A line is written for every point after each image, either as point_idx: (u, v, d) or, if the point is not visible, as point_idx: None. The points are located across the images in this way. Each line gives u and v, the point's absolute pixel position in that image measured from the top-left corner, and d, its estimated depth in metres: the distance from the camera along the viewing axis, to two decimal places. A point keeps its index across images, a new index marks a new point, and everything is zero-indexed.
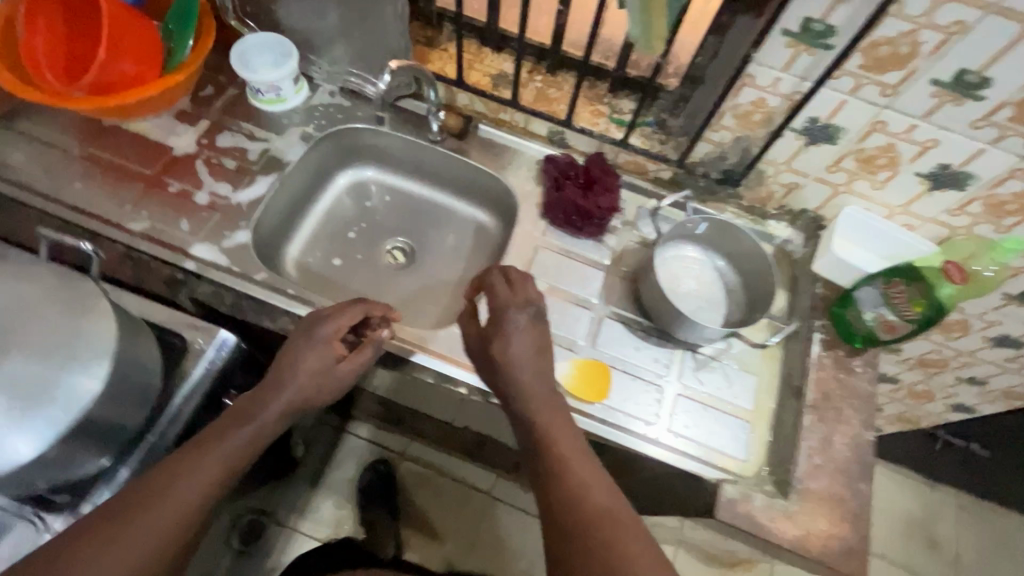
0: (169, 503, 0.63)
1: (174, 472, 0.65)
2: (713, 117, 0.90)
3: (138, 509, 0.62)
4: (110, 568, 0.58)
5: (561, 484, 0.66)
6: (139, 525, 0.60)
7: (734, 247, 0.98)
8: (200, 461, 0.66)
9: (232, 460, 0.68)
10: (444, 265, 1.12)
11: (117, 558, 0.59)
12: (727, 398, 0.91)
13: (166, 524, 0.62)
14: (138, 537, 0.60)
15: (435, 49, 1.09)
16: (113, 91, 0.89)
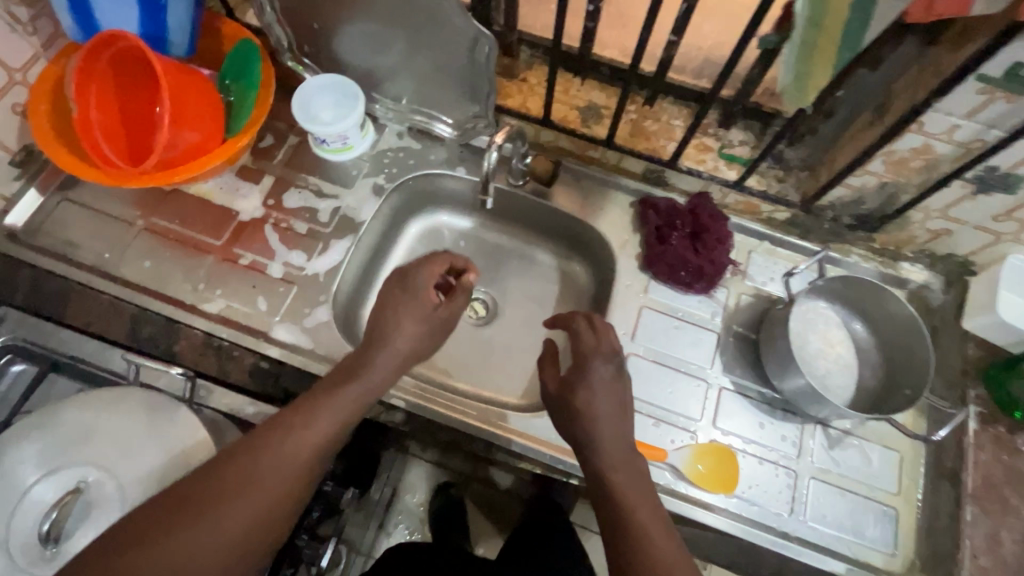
0: (251, 497, 0.58)
1: (252, 458, 0.60)
2: (859, 163, 0.77)
3: (216, 500, 0.57)
4: (245, 500, 0.58)
5: (637, 512, 0.62)
6: (225, 514, 0.57)
7: (872, 304, 0.86)
8: (306, 429, 0.63)
9: (345, 421, 0.65)
10: (530, 319, 1.03)
11: (251, 494, 0.59)
12: (867, 479, 0.82)
13: (252, 518, 0.58)
14: (268, 478, 0.60)
15: (515, 80, 0.96)
16: (178, 164, 0.81)
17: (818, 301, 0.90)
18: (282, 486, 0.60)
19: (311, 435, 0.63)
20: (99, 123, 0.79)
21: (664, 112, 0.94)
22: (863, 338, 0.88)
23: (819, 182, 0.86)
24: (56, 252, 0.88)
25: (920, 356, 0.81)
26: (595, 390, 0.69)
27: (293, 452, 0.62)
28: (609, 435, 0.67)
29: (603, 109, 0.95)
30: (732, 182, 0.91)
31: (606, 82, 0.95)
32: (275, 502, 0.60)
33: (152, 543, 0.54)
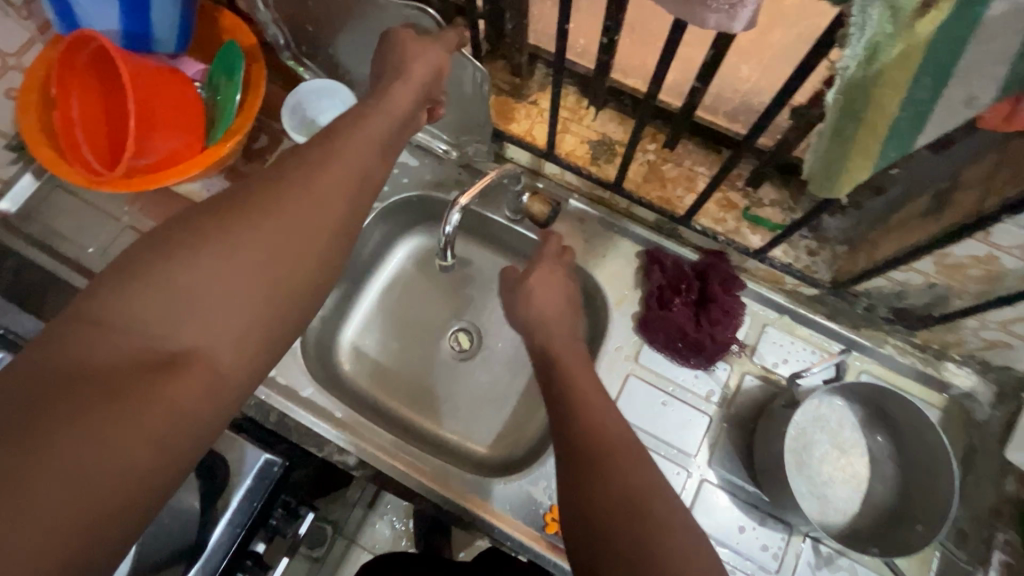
0: (285, 234, 0.48)
1: (269, 207, 0.48)
2: (905, 259, 0.64)
3: (201, 241, 0.45)
4: (255, 249, 0.47)
5: (618, 462, 0.53)
6: (231, 255, 0.46)
7: (898, 413, 0.74)
8: (321, 162, 0.53)
9: (357, 174, 0.54)
10: (514, 360, 0.94)
11: (252, 244, 0.47)
12: None
13: (279, 270, 0.47)
14: (270, 223, 0.48)
15: (524, 101, 0.86)
16: (153, 171, 0.77)
17: (835, 397, 0.78)
18: (315, 229, 0.50)
19: (345, 209, 0.52)
20: (80, 119, 0.77)
21: (687, 156, 0.82)
22: (880, 449, 0.77)
23: (854, 269, 0.74)
24: (44, 243, 0.88)
25: (940, 488, 0.69)
26: (540, 286, 0.73)
27: (327, 210, 0.51)
28: (582, 386, 0.62)
29: (618, 146, 0.84)
30: (752, 249, 0.80)
31: (626, 113, 0.84)
32: (298, 262, 0.49)
33: (129, 291, 0.42)
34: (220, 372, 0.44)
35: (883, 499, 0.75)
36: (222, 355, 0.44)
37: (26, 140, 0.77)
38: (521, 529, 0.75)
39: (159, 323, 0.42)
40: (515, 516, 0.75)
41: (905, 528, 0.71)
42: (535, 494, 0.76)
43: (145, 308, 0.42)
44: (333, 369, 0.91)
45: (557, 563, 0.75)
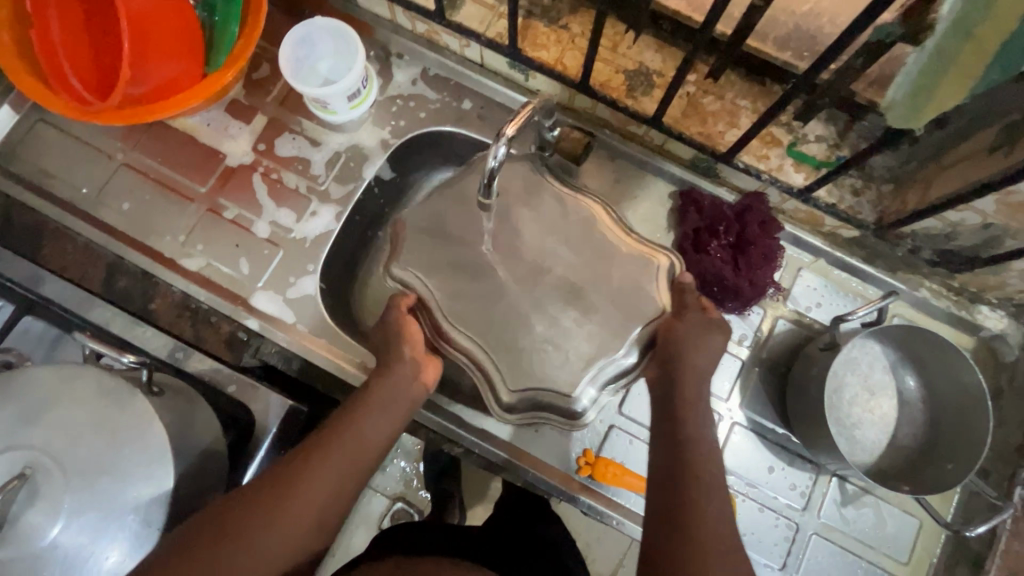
0: (380, 426, 0.59)
1: (355, 420, 0.59)
2: (963, 199, 0.61)
3: (285, 485, 0.55)
4: (301, 490, 0.54)
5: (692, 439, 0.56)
6: (325, 474, 0.55)
7: (937, 357, 0.72)
8: (335, 452, 0.57)
9: (353, 473, 0.57)
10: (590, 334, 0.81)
11: (290, 508, 0.54)
12: (877, 546, 0.75)
13: (343, 466, 0.56)
14: (315, 473, 0.55)
15: (555, 26, 0.79)
16: (150, 101, 0.71)
17: (871, 341, 0.77)
18: (374, 439, 0.59)
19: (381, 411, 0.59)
20: (61, 41, 0.68)
21: (729, 88, 0.76)
22: (911, 391, 0.76)
23: (903, 211, 0.71)
24: (32, 183, 0.81)
25: (972, 429, 0.69)
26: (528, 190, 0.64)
27: (410, 375, 0.61)
28: None
29: (656, 76, 0.77)
30: (795, 188, 0.75)
31: (665, 40, 0.77)
32: (362, 460, 0.58)
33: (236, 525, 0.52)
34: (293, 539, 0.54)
35: (911, 440, 0.75)
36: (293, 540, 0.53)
37: None
38: (554, 472, 0.75)
39: (279, 531, 0.53)
40: (546, 458, 0.76)
41: (935, 468, 0.72)
42: (569, 440, 0.76)
43: (264, 532, 0.52)
44: None
45: (588, 504, 0.75)
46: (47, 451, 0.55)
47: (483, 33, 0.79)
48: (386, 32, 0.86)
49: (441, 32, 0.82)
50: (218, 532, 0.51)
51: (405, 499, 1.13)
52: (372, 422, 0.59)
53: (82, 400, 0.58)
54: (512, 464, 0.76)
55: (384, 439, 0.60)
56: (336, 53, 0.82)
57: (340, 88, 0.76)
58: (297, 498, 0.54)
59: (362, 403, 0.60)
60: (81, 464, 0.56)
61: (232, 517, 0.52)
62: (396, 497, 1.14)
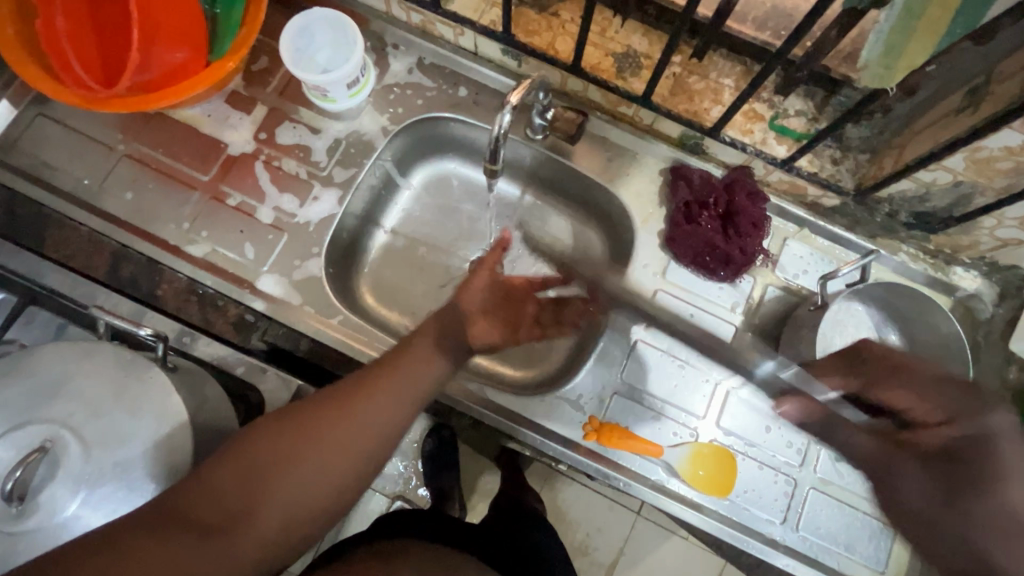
0: (436, 361, 0.64)
1: (414, 353, 0.64)
2: (936, 158, 0.66)
3: (349, 404, 0.58)
4: (364, 410, 0.58)
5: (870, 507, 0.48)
6: (386, 393, 0.60)
7: (918, 314, 0.76)
8: (399, 382, 0.61)
9: (411, 402, 0.62)
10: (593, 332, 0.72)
11: (354, 424, 0.57)
12: (872, 497, 0.78)
13: (404, 396, 0.61)
14: (379, 397, 0.59)
15: (545, 13, 0.82)
16: (157, 87, 0.73)
17: (854, 303, 0.81)
18: (428, 368, 0.64)
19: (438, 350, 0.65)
20: (66, 31, 0.70)
21: (713, 68, 0.80)
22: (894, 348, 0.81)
23: (879, 176, 0.75)
24: (33, 175, 0.81)
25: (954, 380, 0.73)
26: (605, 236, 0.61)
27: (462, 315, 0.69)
28: None
29: (644, 59, 0.81)
30: (779, 159, 0.79)
31: (651, 25, 0.81)
32: (417, 388, 0.62)
33: (303, 434, 0.55)
34: (350, 454, 0.57)
35: None
36: (352, 455, 0.57)
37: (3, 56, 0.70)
38: (560, 438, 0.78)
39: (342, 442, 0.56)
40: (553, 426, 0.78)
41: None
42: (573, 407, 0.79)
43: (330, 440, 0.56)
44: (356, 301, 0.88)
45: (594, 469, 0.78)
46: (67, 424, 0.56)
47: (476, 20, 0.82)
48: (381, 24, 0.89)
49: (435, 21, 0.85)
50: (288, 437, 0.55)
51: (404, 497, 1.19)
52: (431, 356, 0.64)
53: (100, 375, 0.59)
54: (521, 433, 0.78)
55: (439, 376, 0.65)
56: (333, 42, 0.84)
57: (341, 75, 0.79)
58: (349, 417, 0.58)
59: (417, 338, 0.65)
60: (100, 437, 0.57)
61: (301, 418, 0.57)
62: (396, 496, 1.20)
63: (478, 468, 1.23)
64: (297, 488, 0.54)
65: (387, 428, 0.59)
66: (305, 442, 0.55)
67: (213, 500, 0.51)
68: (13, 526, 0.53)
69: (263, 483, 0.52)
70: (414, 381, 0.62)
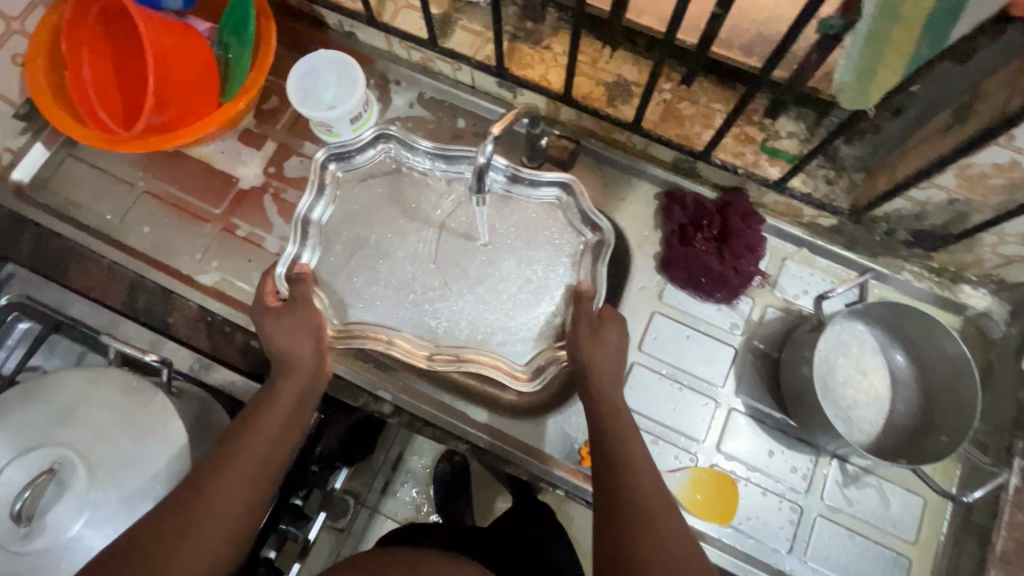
0: (288, 412, 0.66)
1: (266, 408, 0.65)
2: (926, 176, 0.65)
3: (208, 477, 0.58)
4: (228, 478, 0.58)
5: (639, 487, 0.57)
6: (245, 454, 0.60)
7: (920, 333, 0.75)
8: (254, 441, 0.61)
9: (275, 455, 0.62)
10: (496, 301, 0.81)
11: (219, 494, 0.56)
12: (883, 523, 0.75)
13: (267, 454, 0.62)
14: (241, 458, 0.60)
15: (538, 47, 0.85)
16: (172, 130, 0.78)
17: (856, 322, 0.79)
18: (281, 431, 0.64)
19: (291, 402, 0.66)
20: (92, 80, 0.76)
21: (702, 94, 0.82)
22: (899, 366, 0.79)
23: (874, 194, 0.74)
24: (60, 212, 0.87)
25: (964, 399, 0.71)
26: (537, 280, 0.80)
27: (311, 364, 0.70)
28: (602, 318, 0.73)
29: (633, 86, 0.84)
30: (771, 181, 0.80)
31: (640, 55, 0.83)
32: (279, 442, 0.63)
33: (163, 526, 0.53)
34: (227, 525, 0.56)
35: (906, 417, 0.77)
36: (229, 523, 0.56)
37: (36, 101, 0.77)
38: (558, 464, 0.77)
39: (214, 515, 0.55)
40: (549, 449, 0.78)
41: (929, 444, 0.73)
42: (570, 430, 0.78)
43: (196, 521, 0.54)
44: None
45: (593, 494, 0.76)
46: (74, 446, 0.59)
47: (473, 56, 0.86)
48: (384, 62, 0.94)
49: (434, 58, 0.90)
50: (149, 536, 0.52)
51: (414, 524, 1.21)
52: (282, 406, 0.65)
53: (107, 398, 0.62)
54: (518, 458, 0.77)
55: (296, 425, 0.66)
56: (338, 81, 0.89)
57: (343, 111, 0.83)
58: (210, 492, 0.56)
59: (268, 396, 0.66)
60: (104, 460, 0.59)
61: (160, 514, 0.54)
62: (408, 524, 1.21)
63: (487, 495, 1.24)
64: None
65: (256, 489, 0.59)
66: (167, 533, 0.53)
67: None
68: (19, 546, 0.55)
69: None
70: (265, 449, 0.62)
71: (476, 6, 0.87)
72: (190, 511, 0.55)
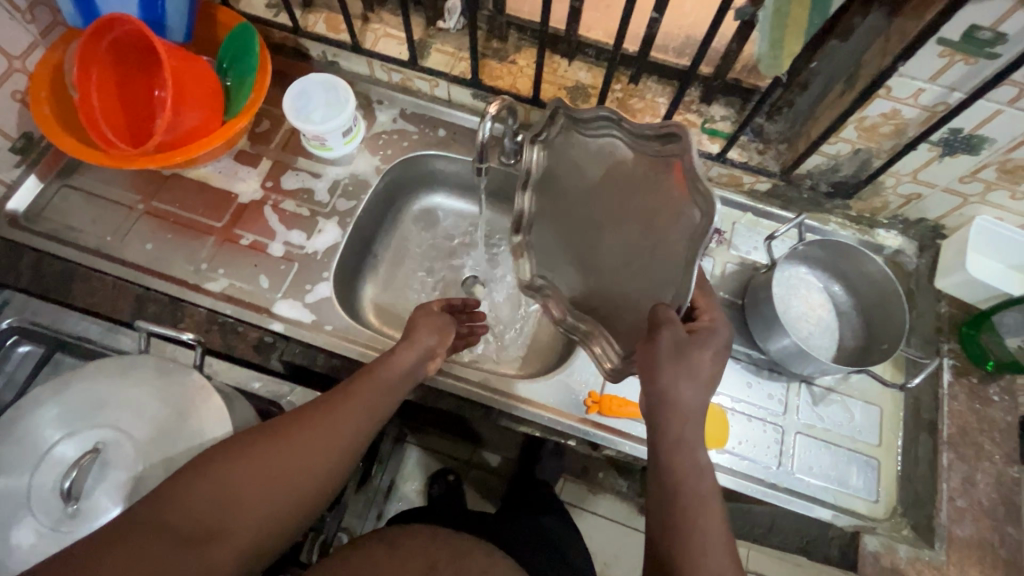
0: (392, 383, 0.72)
1: (375, 373, 0.71)
2: (835, 131, 0.81)
3: (314, 424, 0.64)
4: (331, 427, 0.64)
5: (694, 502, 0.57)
6: (349, 411, 0.66)
7: (847, 265, 0.89)
8: (358, 400, 0.68)
9: (373, 417, 0.68)
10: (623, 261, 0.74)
11: (321, 437, 0.63)
12: (851, 433, 0.86)
13: (367, 417, 0.67)
14: (345, 417, 0.66)
15: (505, 62, 0.99)
16: (180, 148, 0.83)
17: (799, 266, 0.94)
18: (384, 396, 0.70)
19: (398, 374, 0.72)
20: (100, 107, 0.81)
21: (648, 90, 0.97)
22: (841, 298, 0.93)
23: (796, 157, 0.90)
24: (58, 237, 0.89)
25: (895, 312, 0.85)
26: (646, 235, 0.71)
27: (428, 340, 0.77)
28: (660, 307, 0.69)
29: (590, 89, 0.98)
30: (714, 155, 0.94)
31: (592, 63, 0.98)
32: (378, 408, 0.69)
33: (268, 452, 0.60)
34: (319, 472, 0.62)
35: (854, 339, 0.90)
36: (320, 469, 0.62)
37: (43, 131, 0.81)
38: (566, 415, 0.84)
39: (311, 455, 0.62)
40: (558, 405, 0.85)
41: (875, 356, 0.86)
42: (573, 385, 0.86)
43: (298, 454, 0.61)
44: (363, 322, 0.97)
45: (602, 438, 0.84)
46: (115, 429, 0.61)
47: (448, 72, 0.98)
48: (367, 85, 1.05)
49: (413, 77, 1.01)
50: (261, 453, 0.59)
51: None
52: (389, 373, 0.72)
53: (142, 384, 0.64)
54: (529, 415, 0.84)
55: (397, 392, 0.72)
56: (329, 100, 0.97)
57: (337, 124, 0.92)
58: (312, 436, 0.63)
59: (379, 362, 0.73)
60: (147, 441, 0.61)
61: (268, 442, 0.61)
62: None
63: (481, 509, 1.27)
64: (266, 510, 0.57)
65: (349, 446, 0.65)
66: (272, 458, 0.59)
67: (177, 514, 0.53)
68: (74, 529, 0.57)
69: (234, 501, 0.56)
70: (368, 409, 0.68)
71: (447, 31, 1.00)
72: (290, 445, 0.61)
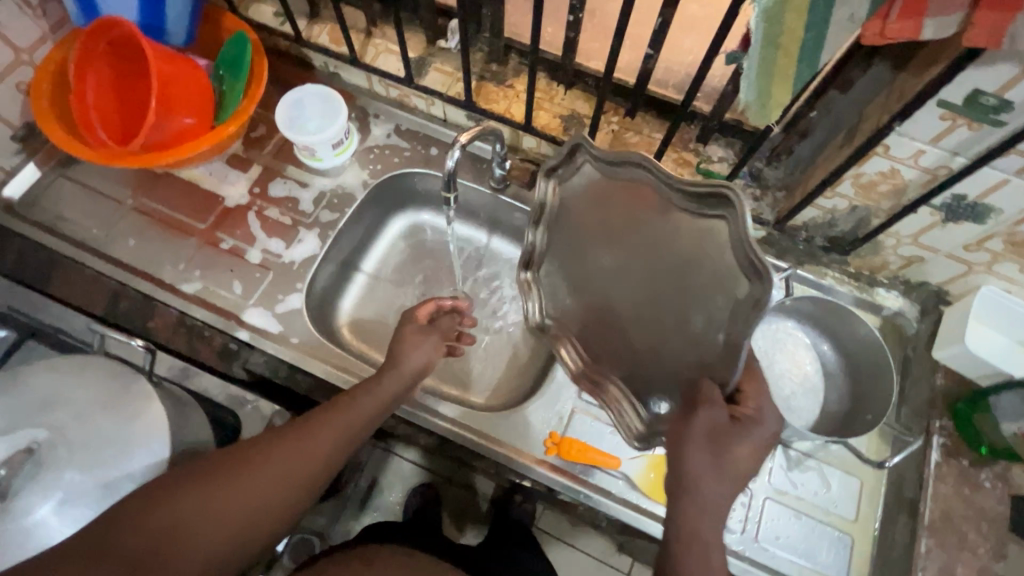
0: (367, 414, 0.68)
1: (351, 401, 0.68)
2: (830, 185, 0.77)
3: (277, 452, 0.61)
4: (296, 457, 0.62)
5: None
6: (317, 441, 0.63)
7: (838, 324, 0.85)
8: (328, 429, 0.65)
9: (341, 450, 0.65)
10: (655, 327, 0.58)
11: (284, 468, 0.60)
12: (825, 504, 0.81)
13: (335, 448, 0.64)
14: (313, 445, 0.63)
15: (502, 85, 0.98)
16: (167, 148, 0.85)
17: (787, 320, 0.89)
18: (357, 427, 0.67)
19: (374, 404, 0.69)
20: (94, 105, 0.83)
21: (645, 125, 0.94)
22: (829, 358, 0.88)
23: (791, 207, 0.86)
24: (47, 226, 0.91)
25: (884, 380, 0.80)
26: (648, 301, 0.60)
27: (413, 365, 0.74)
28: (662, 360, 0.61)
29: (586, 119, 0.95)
30: None
31: (590, 92, 0.96)
32: (348, 438, 0.66)
33: (225, 481, 0.57)
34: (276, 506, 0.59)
35: (839, 404, 0.85)
36: (278, 501, 0.59)
37: (39, 123, 0.83)
38: (522, 453, 0.81)
39: (269, 486, 0.59)
40: (516, 442, 0.82)
41: (858, 425, 0.81)
42: (534, 423, 0.83)
43: (256, 486, 0.58)
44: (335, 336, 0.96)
45: (558, 482, 0.81)
46: (50, 429, 0.61)
47: (444, 92, 0.98)
48: (365, 98, 1.05)
49: (411, 94, 1.01)
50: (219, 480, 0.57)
51: None
52: (366, 402, 0.68)
53: (89, 385, 0.64)
54: (484, 449, 0.82)
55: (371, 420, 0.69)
56: (324, 111, 0.98)
57: (327, 137, 0.91)
58: (273, 466, 0.60)
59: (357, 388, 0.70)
60: (80, 444, 0.61)
61: (227, 470, 0.58)
62: None
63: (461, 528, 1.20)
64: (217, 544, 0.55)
65: (311, 480, 0.62)
66: (229, 488, 0.57)
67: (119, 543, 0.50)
68: None
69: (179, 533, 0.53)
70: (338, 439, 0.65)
71: (447, 50, 1.00)
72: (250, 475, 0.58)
